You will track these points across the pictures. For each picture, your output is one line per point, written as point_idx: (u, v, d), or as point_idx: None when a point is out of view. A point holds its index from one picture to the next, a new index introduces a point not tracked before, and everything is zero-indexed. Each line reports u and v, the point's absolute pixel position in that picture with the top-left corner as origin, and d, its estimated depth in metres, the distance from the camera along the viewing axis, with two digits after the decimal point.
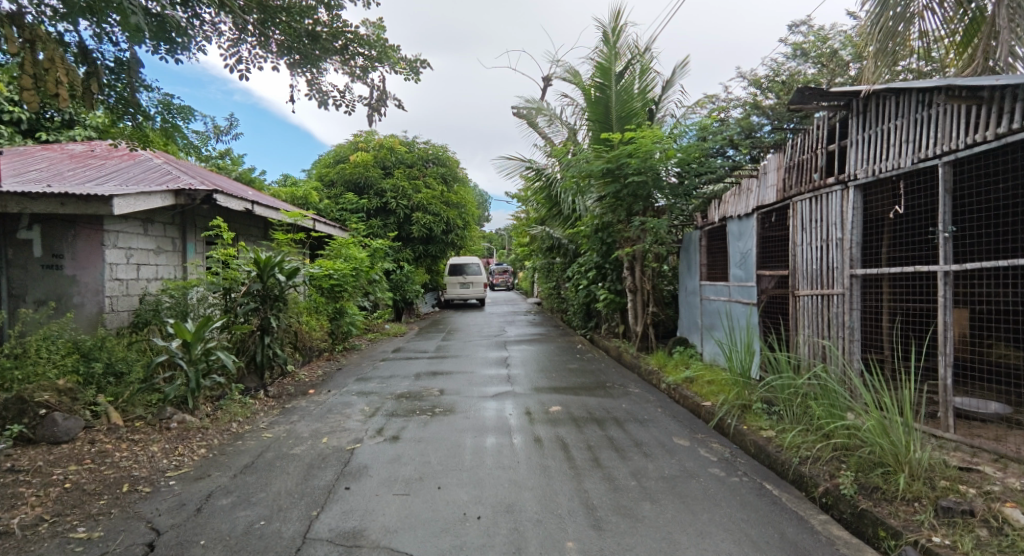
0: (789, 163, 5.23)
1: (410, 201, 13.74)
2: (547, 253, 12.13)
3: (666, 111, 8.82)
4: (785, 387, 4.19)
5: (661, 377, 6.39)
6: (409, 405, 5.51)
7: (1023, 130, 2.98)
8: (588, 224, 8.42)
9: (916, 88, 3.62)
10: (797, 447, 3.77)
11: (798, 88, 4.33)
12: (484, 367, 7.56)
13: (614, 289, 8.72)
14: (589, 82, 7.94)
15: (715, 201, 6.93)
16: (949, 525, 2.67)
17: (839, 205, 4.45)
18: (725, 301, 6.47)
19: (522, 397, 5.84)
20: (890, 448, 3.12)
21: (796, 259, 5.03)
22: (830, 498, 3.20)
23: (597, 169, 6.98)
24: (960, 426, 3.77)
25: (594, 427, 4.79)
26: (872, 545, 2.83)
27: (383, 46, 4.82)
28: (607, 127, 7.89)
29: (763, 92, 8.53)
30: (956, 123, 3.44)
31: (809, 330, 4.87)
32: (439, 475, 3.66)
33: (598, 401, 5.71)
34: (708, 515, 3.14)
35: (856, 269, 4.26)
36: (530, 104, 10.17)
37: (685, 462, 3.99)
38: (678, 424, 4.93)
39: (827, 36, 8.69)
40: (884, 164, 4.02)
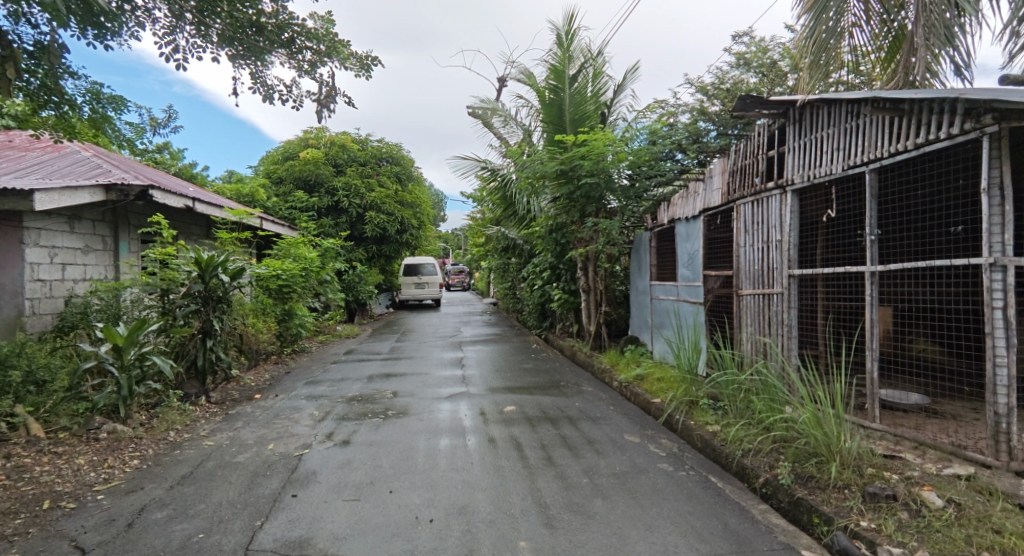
0: (733, 167, 5.46)
1: (362, 200, 13.47)
2: (502, 253, 12.13)
3: (617, 115, 9.00)
4: (729, 383, 4.36)
5: (613, 375, 6.52)
6: (361, 408, 5.39)
7: (939, 141, 3.21)
8: (542, 225, 8.48)
9: (846, 99, 3.85)
10: (740, 440, 3.92)
11: (740, 95, 4.53)
12: (439, 368, 7.49)
13: (568, 289, 8.82)
14: (543, 84, 8.01)
15: (664, 204, 7.12)
16: (875, 509, 2.85)
17: (778, 208, 4.67)
18: (674, 300, 6.66)
19: (476, 398, 5.83)
20: (824, 438, 3.29)
21: (740, 260, 5.25)
22: (769, 488, 3.35)
23: (551, 170, 7.05)
24: (885, 416, 4.03)
25: (548, 426, 4.84)
26: (807, 531, 2.99)
27: (332, 41, 4.76)
28: (561, 129, 7.98)
29: (709, 98, 8.81)
30: (881, 133, 3.67)
31: (751, 328, 5.09)
32: (390, 479, 3.60)
33: (552, 400, 5.76)
34: (656, 510, 3.23)
35: (793, 269, 4.48)
36: (485, 104, 10.17)
37: (635, 458, 4.09)
38: (629, 421, 5.04)
39: (767, 47, 9.06)
40: (818, 171, 4.25)
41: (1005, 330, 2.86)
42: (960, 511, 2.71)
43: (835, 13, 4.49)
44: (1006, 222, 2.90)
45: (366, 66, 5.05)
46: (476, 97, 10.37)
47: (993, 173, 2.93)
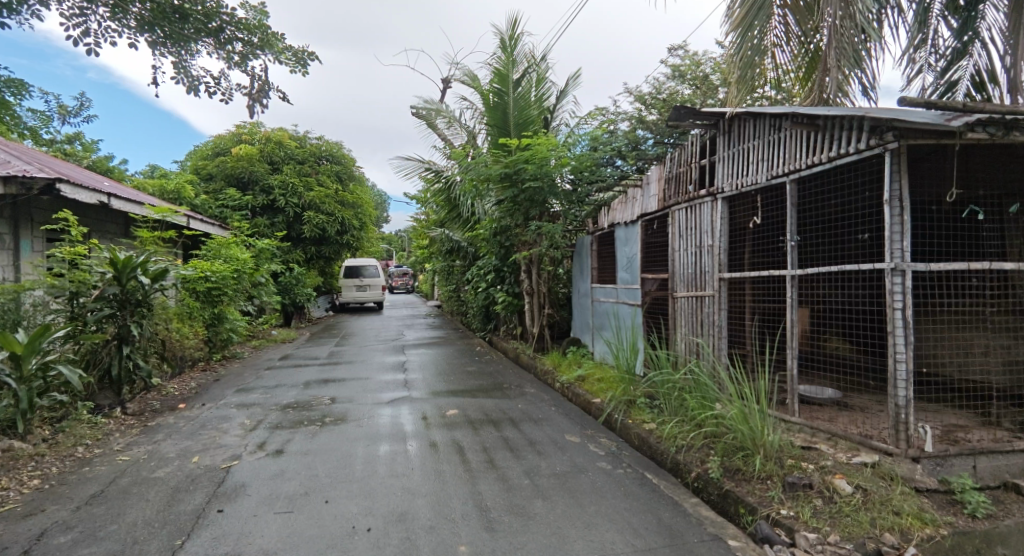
0: (669, 174, 5.69)
1: (300, 199, 13.00)
2: (446, 256, 12.03)
3: (560, 120, 9.15)
4: (664, 382, 4.51)
5: (555, 376, 6.61)
6: (296, 415, 5.19)
7: (849, 155, 3.48)
8: (486, 228, 8.49)
9: (769, 113, 4.09)
10: (674, 437, 4.07)
11: (675, 106, 4.79)
12: (380, 373, 7.32)
13: (512, 292, 8.86)
14: (486, 87, 8.00)
15: (604, 208, 7.30)
16: (793, 498, 3.03)
17: (710, 214, 4.91)
18: (613, 302, 6.84)
19: (418, 402, 5.75)
20: (749, 433, 3.45)
21: (675, 263, 5.46)
22: (700, 482, 3.51)
23: (495, 173, 7.07)
24: (803, 410, 4.30)
25: (490, 429, 4.84)
26: (734, 521, 3.15)
27: (265, 34, 4.68)
28: (504, 132, 8.03)
29: (646, 107, 9.14)
30: (801, 147, 3.92)
31: (685, 329, 5.30)
32: (326, 489, 3.49)
33: (495, 402, 5.77)
34: (594, 508, 3.30)
35: (723, 273, 4.71)
36: (429, 105, 10.05)
37: (575, 458, 4.16)
38: (570, 421, 5.13)
39: (700, 61, 9.50)
40: (745, 180, 4.51)
41: (904, 330, 3.13)
42: (867, 496, 2.92)
43: (758, 32, 4.71)
44: (905, 231, 3.17)
45: (303, 61, 4.99)
46: (420, 97, 10.23)
47: (893, 186, 3.20)
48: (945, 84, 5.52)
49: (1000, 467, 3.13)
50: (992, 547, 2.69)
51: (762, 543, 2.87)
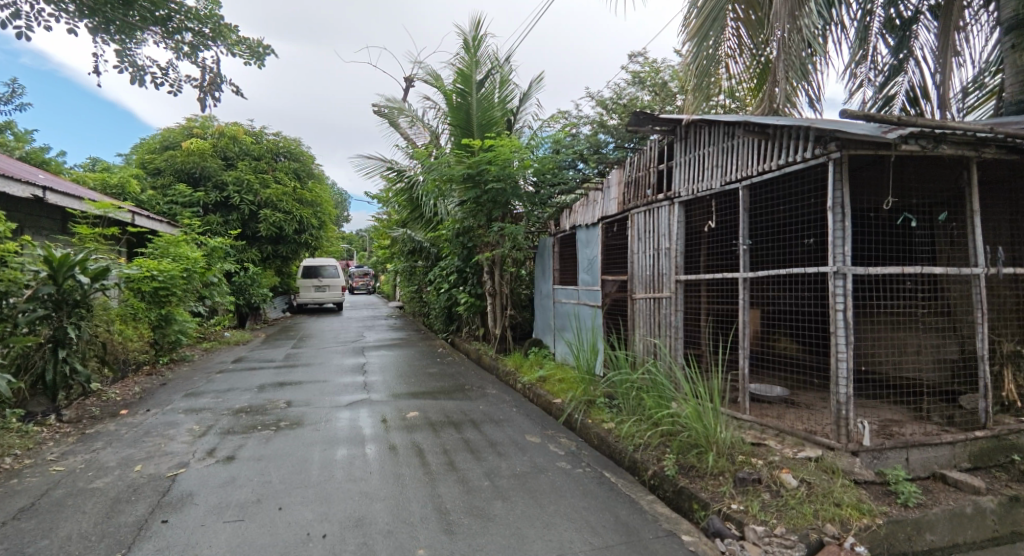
0: (628, 178, 5.81)
1: (256, 197, 12.61)
2: (408, 257, 11.89)
3: (523, 122, 9.21)
4: (622, 382, 4.59)
5: (517, 377, 6.64)
6: (249, 420, 5.03)
7: (797, 163, 3.64)
8: (448, 228, 8.45)
9: (723, 121, 4.24)
10: (632, 436, 4.14)
11: (635, 111, 4.92)
12: (339, 375, 7.17)
13: (474, 293, 8.83)
14: (449, 87, 7.95)
15: (566, 210, 7.41)
16: (743, 492, 3.14)
17: (667, 218, 5.03)
18: (574, 303, 6.92)
19: (377, 404, 5.66)
20: (703, 431, 3.54)
21: (633, 265, 5.57)
22: (656, 479, 3.60)
23: (458, 174, 7.06)
24: (754, 407, 4.45)
25: (451, 431, 4.82)
26: (688, 517, 3.24)
27: (217, 23, 5.11)
28: (467, 133, 8.02)
29: (608, 112, 9.31)
30: (752, 154, 4.08)
31: (643, 330, 5.41)
32: (279, 496, 3.40)
33: (456, 404, 5.75)
34: (553, 507, 3.34)
35: (680, 275, 4.83)
36: (391, 103, 9.92)
37: (535, 458, 4.19)
38: (531, 422, 5.16)
39: (659, 68, 9.71)
40: (701, 185, 4.65)
41: (846, 330, 3.29)
42: (811, 489, 3.05)
43: (713, 42, 4.82)
44: (847, 236, 3.33)
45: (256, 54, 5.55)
46: (381, 95, 10.08)
47: (837, 194, 3.36)
48: (883, 98, 5.85)
49: (931, 458, 3.32)
50: (923, 534, 2.86)
51: (714, 537, 2.96)
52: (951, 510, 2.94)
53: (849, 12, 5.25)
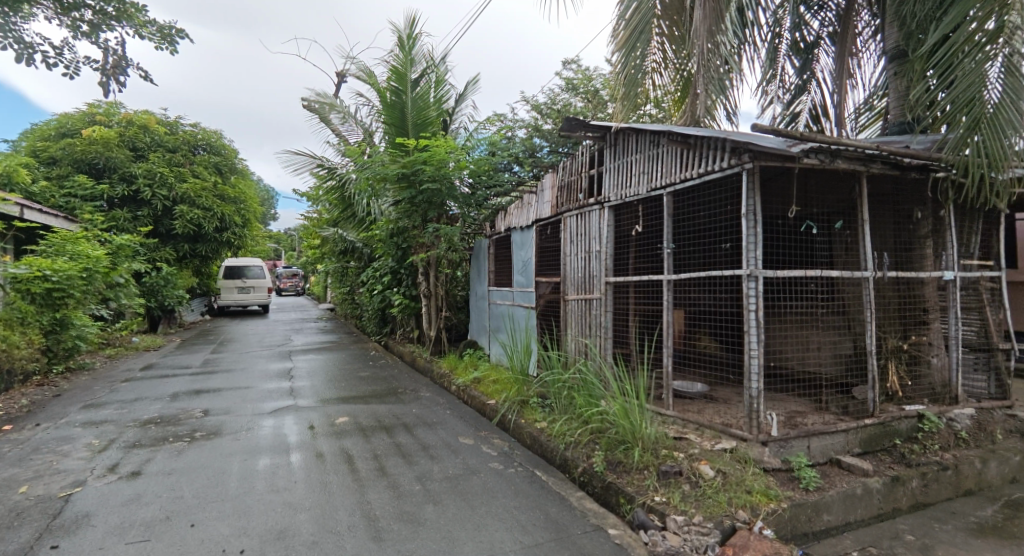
0: (561, 182, 5.95)
1: (170, 191, 11.80)
2: (339, 257, 11.51)
3: (459, 123, 9.21)
4: (555, 381, 4.66)
5: (452, 379, 6.59)
6: (158, 432, 4.70)
7: (715, 172, 3.88)
8: (382, 228, 8.27)
9: (649, 129, 4.43)
10: (563, 434, 4.22)
11: (567, 117, 5.08)
12: (263, 381, 6.83)
13: (408, 294, 8.67)
14: (383, 85, 7.80)
15: (502, 213, 7.46)
16: (666, 485, 3.28)
17: (598, 222, 5.20)
18: (509, 305, 6.98)
19: (304, 411, 5.45)
20: (629, 427, 3.66)
21: (566, 267, 5.70)
22: (586, 476, 3.70)
23: (392, 173, 6.94)
24: (677, 403, 4.67)
25: (382, 435, 4.73)
26: (615, 511, 3.37)
27: (122, 5, 5.01)
28: (402, 132, 7.89)
29: (542, 117, 9.51)
30: (676, 162, 4.30)
31: (575, 330, 5.55)
32: (193, 511, 3.20)
33: (388, 408, 5.63)
34: (485, 508, 3.36)
35: (609, 277, 4.99)
36: (321, 98, 9.57)
37: (467, 460, 4.19)
38: (464, 424, 5.16)
39: (591, 76, 9.98)
40: (629, 191, 4.85)
41: (757, 329, 3.54)
42: (725, 478, 3.24)
43: (640, 54, 5.05)
44: (759, 241, 3.58)
45: (167, 37, 5.38)
46: (310, 89, 9.70)
47: (749, 202, 3.61)
48: (790, 114, 6.37)
49: (828, 445, 3.63)
50: (822, 515, 3.12)
51: (638, 529, 3.09)
52: (845, 492, 3.23)
53: (760, 32, 5.62)
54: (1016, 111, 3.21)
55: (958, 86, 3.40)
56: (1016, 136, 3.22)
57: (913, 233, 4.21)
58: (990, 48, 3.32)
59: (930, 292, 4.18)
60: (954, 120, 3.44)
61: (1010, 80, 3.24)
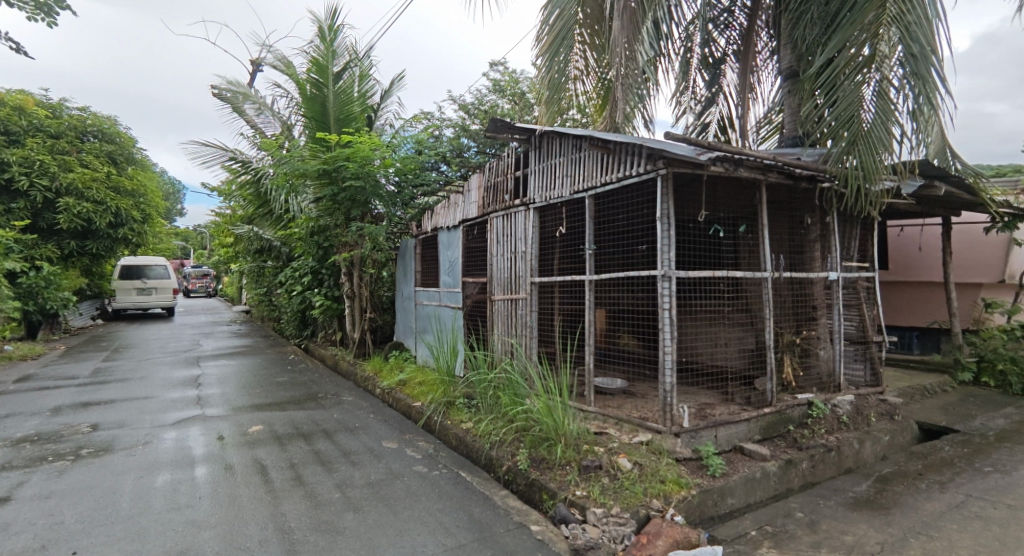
0: (488, 183, 5.97)
1: (53, 182, 10.64)
2: (254, 257, 10.85)
3: (384, 120, 9.02)
4: (481, 381, 4.66)
5: (376, 383, 6.42)
6: (36, 451, 4.23)
7: (632, 176, 4.06)
8: (301, 226, 7.91)
9: (572, 133, 4.56)
10: (488, 433, 4.23)
11: (493, 118, 5.12)
12: (165, 390, 6.33)
13: (330, 295, 8.34)
14: (302, 76, 7.43)
15: (428, 212, 7.36)
16: (587, 479, 3.38)
17: (523, 223, 5.28)
18: (436, 305, 6.90)
19: (213, 421, 5.11)
20: (552, 424, 3.73)
21: (493, 267, 5.74)
22: (510, 474, 3.75)
23: (312, 169, 6.67)
24: (599, 399, 4.81)
25: (299, 443, 4.52)
26: (538, 507, 3.43)
27: None
28: (324, 127, 7.58)
29: (470, 117, 9.50)
30: (596, 166, 4.46)
31: (502, 330, 5.59)
32: (76, 537, 2.92)
33: (306, 414, 5.40)
34: (407, 513, 3.31)
35: (534, 277, 5.08)
36: (233, 87, 8.98)
37: (391, 465, 4.11)
38: (388, 427, 5.05)
39: (518, 79, 10.08)
40: (553, 193, 4.96)
41: (670, 326, 3.74)
42: (642, 470, 3.39)
43: (564, 59, 5.18)
44: (672, 244, 3.79)
45: None
46: (220, 76, 9.06)
47: (664, 206, 3.81)
48: (701, 124, 6.86)
49: (732, 434, 3.90)
50: (726, 499, 3.35)
51: (560, 524, 3.17)
52: (747, 476, 3.48)
53: (673, 45, 5.89)
54: (885, 132, 3.62)
55: (840, 105, 3.76)
56: (886, 154, 3.64)
57: (805, 237, 4.62)
58: (864, 72, 3.70)
59: (819, 290, 4.60)
60: (837, 135, 3.79)
61: (881, 103, 3.64)
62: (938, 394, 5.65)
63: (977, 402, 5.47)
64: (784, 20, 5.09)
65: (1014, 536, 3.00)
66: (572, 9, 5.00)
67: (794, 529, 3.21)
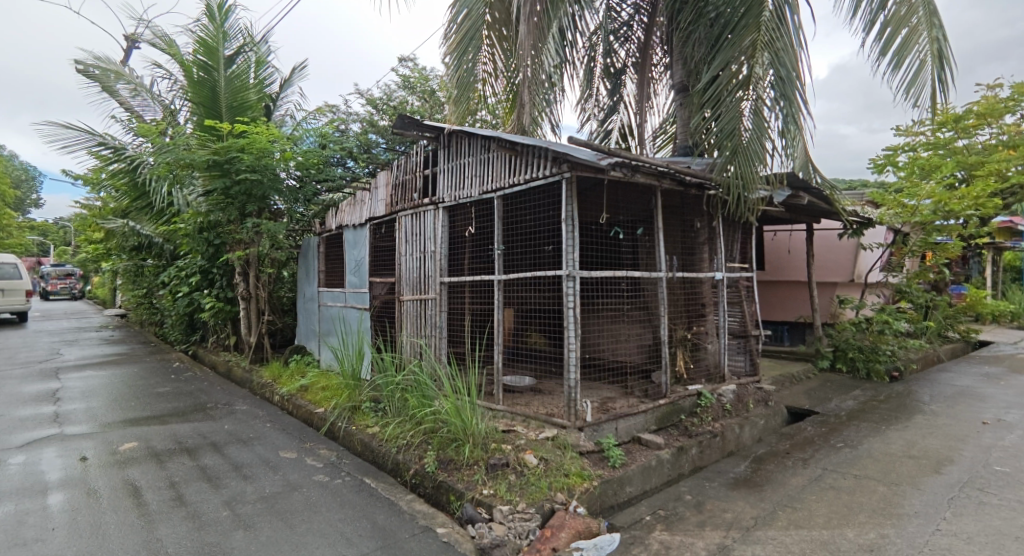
0: (395, 181, 5.84)
1: None
2: (129, 254, 9.74)
3: (284, 111, 8.52)
4: (388, 384, 4.53)
5: (274, 389, 6.03)
6: None
7: (538, 179, 4.15)
8: (188, 222, 7.24)
9: (480, 134, 4.59)
10: (396, 437, 4.13)
11: (400, 114, 5.03)
12: (14, 409, 5.51)
13: (222, 297, 7.70)
14: (187, 57, 6.79)
15: (332, 209, 7.03)
16: (494, 477, 3.40)
17: (432, 222, 5.22)
18: (341, 306, 6.62)
19: (76, 441, 4.53)
20: (460, 425, 3.71)
21: (401, 267, 5.61)
22: (418, 477, 3.68)
23: (200, 159, 6.15)
24: (507, 397, 4.85)
25: (182, 459, 4.15)
26: (444, 509, 3.41)
27: None
28: (214, 116, 7.00)
29: (378, 112, 9.21)
30: (504, 167, 4.52)
31: (410, 330, 5.48)
32: None
33: (192, 427, 4.95)
34: (305, 526, 3.15)
35: (444, 277, 5.03)
36: (102, 63, 8.04)
37: (288, 476, 3.89)
38: (287, 437, 4.77)
39: (428, 76, 9.92)
40: (461, 193, 4.95)
41: (574, 325, 3.88)
42: (547, 464, 3.47)
43: (471, 59, 5.20)
44: (576, 245, 3.92)
45: None
46: (85, 50, 8.09)
47: (568, 208, 3.95)
48: (604, 131, 7.21)
49: (630, 426, 4.11)
50: (625, 488, 3.53)
51: (466, 524, 3.17)
52: (643, 465, 3.69)
53: (578, 53, 6.08)
54: (760, 146, 4.00)
55: (724, 118, 4.09)
56: (761, 166, 4.03)
57: (695, 240, 4.99)
58: (742, 91, 4.05)
59: (706, 289, 4.99)
60: (721, 147, 4.12)
61: (757, 120, 4.01)
62: (803, 381, 6.34)
63: (835, 387, 6.20)
64: (676, 38, 5.45)
65: (859, 502, 3.44)
66: (480, 11, 5.08)
67: (683, 512, 3.44)
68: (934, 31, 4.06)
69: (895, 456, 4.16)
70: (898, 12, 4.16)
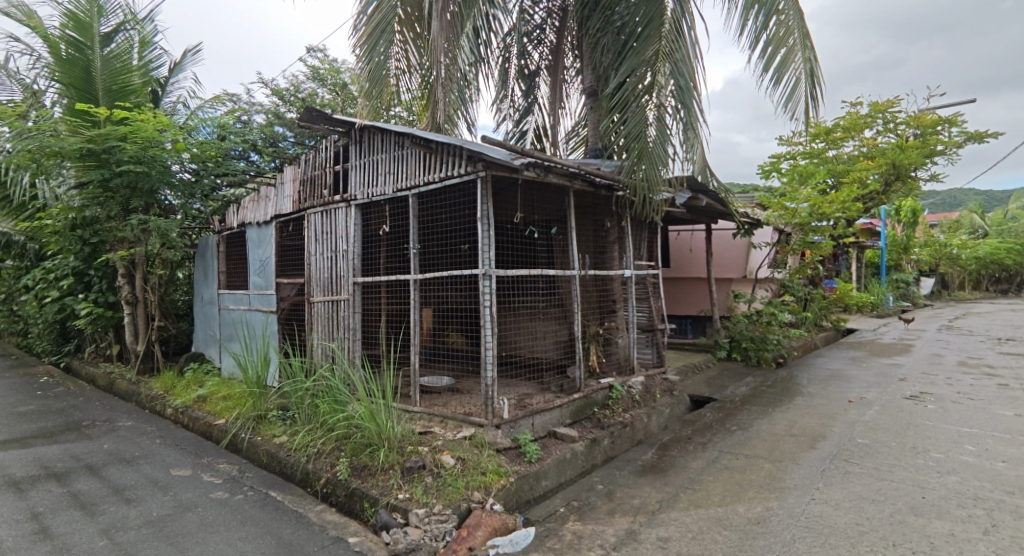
0: (303, 176, 5.55)
1: None
2: None
3: (177, 97, 7.80)
4: (296, 390, 4.27)
5: (166, 402, 5.52)
6: None
7: (454, 178, 4.12)
8: (57, 218, 6.42)
9: (394, 130, 4.47)
10: (306, 446, 3.92)
11: (306, 107, 4.78)
12: None
13: (102, 301, 6.93)
14: (53, 32, 6.03)
15: (234, 206, 6.57)
16: (409, 480, 3.33)
17: (344, 220, 5.01)
18: (243, 309, 6.19)
19: None
20: (375, 429, 3.59)
21: (311, 267, 5.34)
22: (329, 486, 3.52)
23: (71, 148, 5.48)
24: (425, 398, 4.77)
25: (50, 486, 3.68)
26: (356, 517, 3.29)
27: None
28: (88, 100, 6.29)
29: (284, 104, 8.73)
30: (418, 165, 4.43)
31: (321, 333, 5.23)
32: None
33: (64, 449, 4.41)
34: (199, 549, 2.91)
35: (357, 277, 4.85)
36: None
37: (181, 495, 3.57)
38: (180, 453, 4.38)
39: (339, 68, 9.54)
40: (375, 190, 4.79)
41: (491, 323, 3.89)
42: (464, 464, 3.44)
43: (382, 52, 5.01)
44: (492, 244, 3.93)
45: None
46: None
47: (484, 207, 3.95)
48: (519, 131, 7.27)
49: (546, 421, 4.19)
50: (540, 482, 3.60)
51: (380, 530, 3.08)
52: (559, 458, 3.78)
53: (492, 53, 6.11)
54: (663, 150, 4.22)
55: (631, 122, 4.28)
56: (664, 169, 4.24)
57: (607, 239, 5.17)
58: (647, 96, 4.27)
59: (617, 286, 5.20)
60: (628, 150, 4.30)
61: (660, 126, 4.22)
62: (704, 370, 6.79)
63: (730, 375, 6.71)
64: (586, 44, 5.64)
65: (749, 479, 3.74)
66: (391, 3, 4.99)
67: (595, 501, 3.56)
68: (807, 51, 4.49)
69: (780, 435, 4.57)
70: (777, 32, 4.55)
